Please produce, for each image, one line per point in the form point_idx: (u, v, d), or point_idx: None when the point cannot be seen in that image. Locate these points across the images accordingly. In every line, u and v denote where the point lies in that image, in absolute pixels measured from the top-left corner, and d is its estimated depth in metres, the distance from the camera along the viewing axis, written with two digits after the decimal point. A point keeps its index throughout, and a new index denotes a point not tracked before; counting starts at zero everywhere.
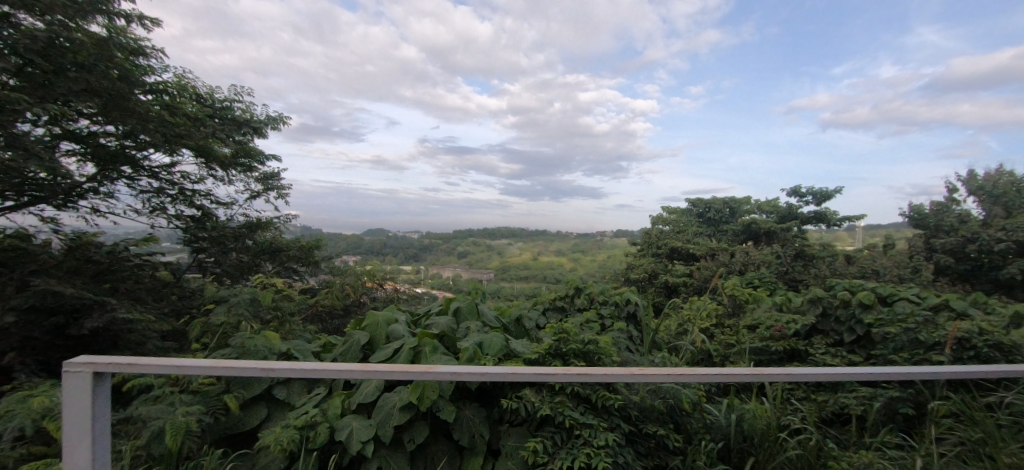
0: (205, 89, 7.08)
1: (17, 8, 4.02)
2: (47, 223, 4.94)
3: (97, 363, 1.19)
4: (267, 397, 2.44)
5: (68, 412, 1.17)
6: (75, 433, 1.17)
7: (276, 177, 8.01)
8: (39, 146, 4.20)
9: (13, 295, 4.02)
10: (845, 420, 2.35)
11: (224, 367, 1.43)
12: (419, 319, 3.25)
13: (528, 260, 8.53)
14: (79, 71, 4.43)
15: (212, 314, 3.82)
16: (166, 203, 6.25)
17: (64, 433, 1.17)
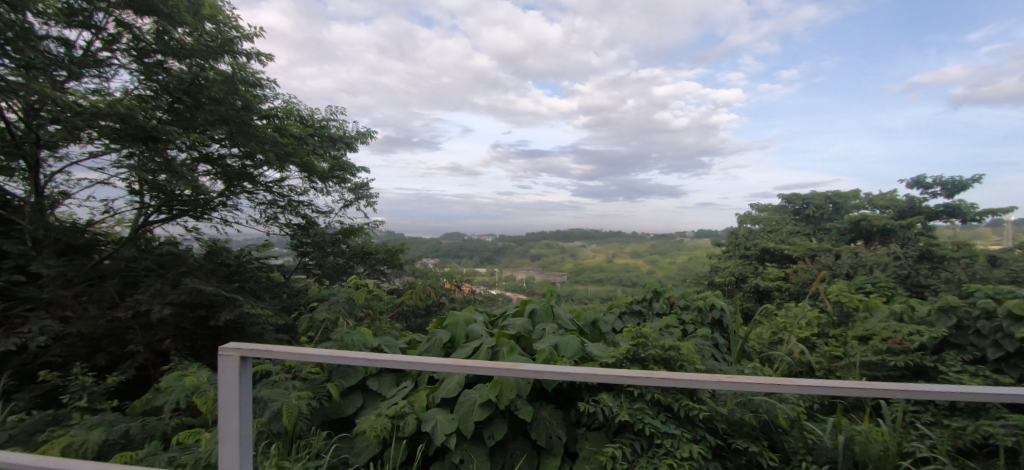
0: (307, 111, 7.92)
1: (168, 56, 5.05)
2: (191, 232, 5.85)
3: (243, 348, 1.39)
4: (361, 387, 2.71)
5: (221, 388, 1.38)
6: (229, 405, 1.39)
7: (366, 187, 8.72)
8: (184, 168, 5.06)
9: (170, 292, 4.84)
10: (991, 453, 1.96)
11: (340, 356, 1.52)
12: (495, 320, 3.38)
13: (602, 262, 8.39)
14: (213, 104, 5.26)
15: (317, 311, 4.29)
16: (278, 213, 7.09)
17: (218, 404, 1.40)
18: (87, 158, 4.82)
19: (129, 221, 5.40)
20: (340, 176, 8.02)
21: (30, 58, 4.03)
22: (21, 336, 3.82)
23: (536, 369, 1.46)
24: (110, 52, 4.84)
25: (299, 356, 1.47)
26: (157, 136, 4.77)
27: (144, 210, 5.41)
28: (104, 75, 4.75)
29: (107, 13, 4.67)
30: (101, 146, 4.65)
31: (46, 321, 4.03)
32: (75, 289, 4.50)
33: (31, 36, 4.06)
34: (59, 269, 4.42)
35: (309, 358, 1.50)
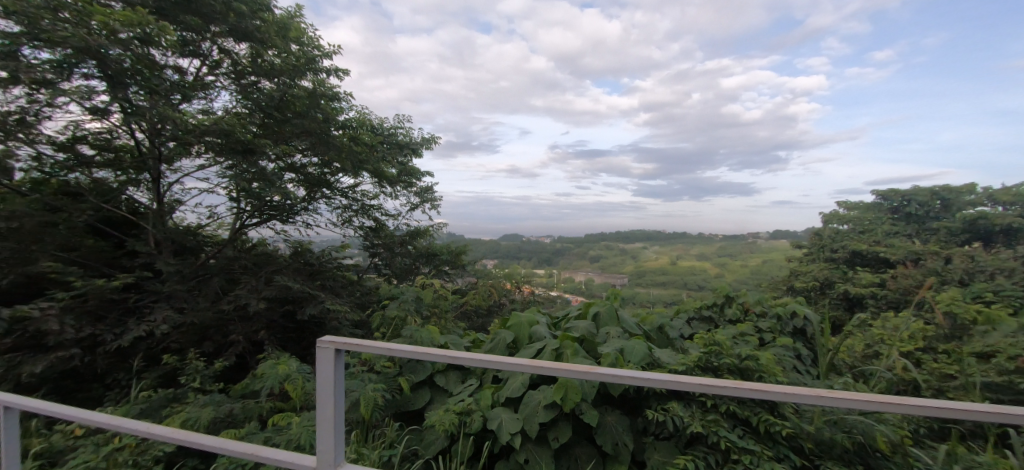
0: (377, 120, 8.40)
1: (261, 77, 5.61)
2: (279, 234, 6.42)
3: (338, 341, 1.29)
4: (429, 382, 2.83)
5: (319, 379, 1.30)
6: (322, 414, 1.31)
7: (431, 191, 9.06)
8: (274, 176, 5.55)
9: (263, 288, 5.34)
10: None
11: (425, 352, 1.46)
12: (558, 322, 3.37)
13: (666, 265, 8.06)
14: (298, 118, 5.74)
15: (388, 308, 4.54)
16: (352, 217, 7.58)
17: (318, 398, 1.32)
18: (194, 170, 5.46)
19: (229, 225, 6.04)
20: (408, 180, 8.40)
21: (154, 84, 4.65)
22: (149, 324, 4.47)
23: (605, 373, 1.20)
24: (215, 76, 5.54)
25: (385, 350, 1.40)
26: (253, 149, 5.32)
27: (241, 214, 6.02)
28: (208, 97, 5.36)
29: (211, 42, 5.38)
30: (209, 160, 5.32)
31: (166, 311, 4.66)
32: (188, 285, 5.13)
33: (155, 67, 4.69)
34: (177, 267, 5.10)
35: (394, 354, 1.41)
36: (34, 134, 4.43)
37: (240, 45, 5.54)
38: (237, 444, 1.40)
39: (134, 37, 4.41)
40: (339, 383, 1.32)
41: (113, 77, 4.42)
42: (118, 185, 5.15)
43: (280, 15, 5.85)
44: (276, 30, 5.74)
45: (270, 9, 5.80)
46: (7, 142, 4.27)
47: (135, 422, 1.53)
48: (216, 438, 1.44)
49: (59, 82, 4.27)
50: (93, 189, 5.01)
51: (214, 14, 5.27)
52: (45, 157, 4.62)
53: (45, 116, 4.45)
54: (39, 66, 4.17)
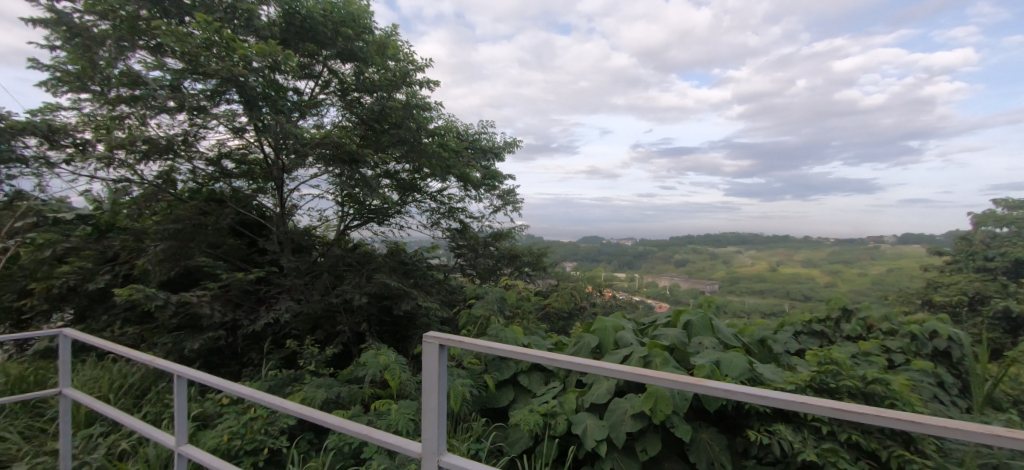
0: (463, 127, 8.75)
1: (363, 93, 6.18)
2: (378, 235, 6.96)
3: (443, 335, 1.09)
4: (513, 381, 2.90)
5: (423, 378, 1.09)
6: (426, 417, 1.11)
7: (513, 193, 9.21)
8: (373, 181, 6.03)
9: (366, 284, 5.84)
10: None
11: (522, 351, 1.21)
12: (645, 329, 3.25)
13: (764, 272, 7.36)
14: (395, 129, 6.20)
15: (474, 308, 4.72)
16: (440, 219, 7.97)
17: (422, 397, 1.11)
18: (308, 179, 6.13)
19: (335, 227, 6.68)
20: (491, 184, 8.62)
21: (279, 105, 5.30)
22: (276, 312, 5.13)
23: (747, 393, 0.82)
24: (327, 96, 6.21)
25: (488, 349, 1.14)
26: (358, 158, 5.86)
27: (345, 217, 6.63)
28: (320, 113, 5.99)
29: (323, 64, 6.05)
30: (320, 169, 5.94)
31: (288, 302, 5.29)
32: (304, 279, 5.77)
33: (281, 90, 5.37)
34: (295, 264, 5.76)
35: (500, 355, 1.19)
36: (192, 154, 5.40)
37: (346, 65, 6.15)
38: (353, 425, 1.47)
39: (266, 65, 5.09)
40: (443, 383, 1.08)
41: (251, 102, 5.14)
42: (250, 193, 5.97)
43: (380, 35, 6.36)
44: (376, 48, 6.27)
45: (371, 31, 6.34)
46: (173, 159, 5.29)
47: (272, 396, 1.72)
48: (338, 418, 1.55)
49: (210, 108, 5.11)
50: (232, 196, 5.87)
51: (326, 39, 5.95)
52: (203, 170, 5.66)
53: (199, 135, 5.36)
54: (196, 95, 5.01)
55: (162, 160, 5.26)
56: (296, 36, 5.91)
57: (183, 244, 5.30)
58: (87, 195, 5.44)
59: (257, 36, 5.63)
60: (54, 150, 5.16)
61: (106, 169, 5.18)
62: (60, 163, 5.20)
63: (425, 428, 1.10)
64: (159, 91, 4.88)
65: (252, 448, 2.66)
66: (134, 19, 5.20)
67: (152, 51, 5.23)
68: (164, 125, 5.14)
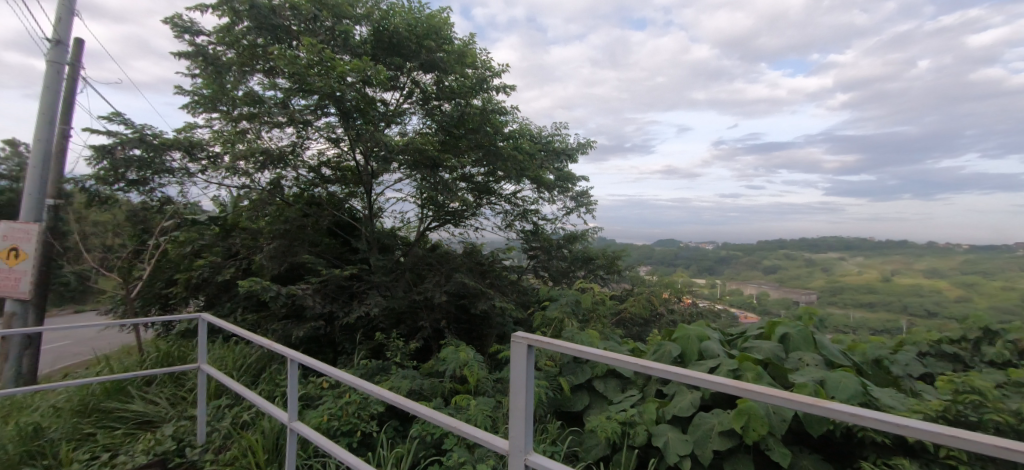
0: (536, 129, 8.81)
1: (443, 100, 6.48)
2: (455, 236, 7.24)
3: (532, 336, 1.10)
4: (588, 386, 2.88)
5: (511, 378, 1.12)
6: (514, 415, 1.12)
7: (587, 195, 9.05)
8: (452, 184, 6.31)
9: (446, 283, 6.12)
10: None
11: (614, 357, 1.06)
12: (733, 340, 3.04)
13: (874, 282, 6.48)
14: (473, 134, 6.45)
15: (549, 309, 4.75)
16: (514, 220, 8.09)
17: (510, 397, 1.12)
18: (393, 183, 6.55)
19: (416, 228, 7.06)
20: (565, 186, 8.56)
21: (370, 116, 5.72)
22: (367, 306, 5.55)
23: (879, 417, 0.63)
24: (411, 105, 6.59)
25: (576, 351, 1.07)
26: (440, 163, 6.16)
27: (425, 219, 6.97)
28: (404, 122, 6.38)
29: (407, 75, 6.41)
30: (404, 174, 6.34)
31: (377, 297, 5.70)
32: (391, 276, 6.18)
33: (372, 102, 5.80)
34: (382, 263, 6.20)
35: (587, 357, 1.07)
36: (297, 163, 6.03)
37: (428, 75, 6.45)
38: (442, 416, 1.50)
39: (359, 80, 5.53)
40: (530, 382, 1.09)
41: (349, 114, 5.63)
42: (343, 197, 6.52)
43: (459, 45, 6.62)
44: (456, 57, 6.53)
45: (451, 41, 6.60)
46: (283, 168, 5.95)
47: (370, 382, 1.79)
48: (430, 408, 1.58)
49: (313, 121, 5.68)
50: (328, 200, 6.45)
51: (410, 52, 6.34)
52: (306, 176, 6.24)
53: (304, 146, 6.00)
54: (302, 110, 5.59)
55: (272, 169, 5.89)
56: (385, 51, 6.36)
57: (290, 242, 5.94)
58: (215, 200, 6.29)
59: (352, 54, 6.16)
60: (193, 162, 6.04)
61: (230, 177, 5.97)
62: (197, 172, 6.07)
63: (513, 426, 1.12)
64: (274, 108, 5.58)
65: (347, 429, 2.92)
66: (253, 46, 5.93)
67: (265, 73, 5.93)
68: (276, 139, 5.83)
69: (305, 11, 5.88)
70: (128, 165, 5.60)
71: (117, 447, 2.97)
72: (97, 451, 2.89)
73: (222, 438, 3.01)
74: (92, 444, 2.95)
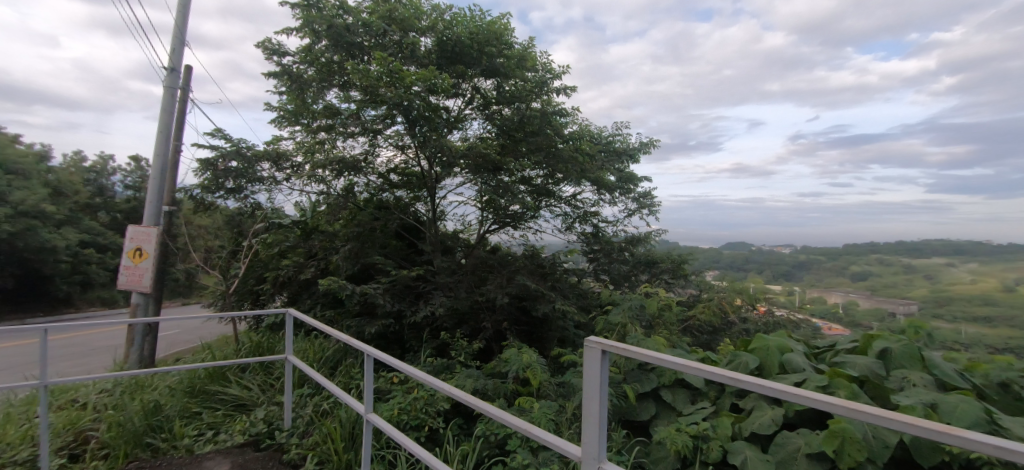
0: (596, 130, 8.64)
1: (503, 105, 6.59)
2: (516, 238, 7.28)
3: (606, 342, 1.07)
4: (654, 395, 2.77)
5: (584, 382, 1.10)
6: (588, 423, 1.09)
7: (651, 196, 8.71)
8: (513, 187, 6.37)
9: (507, 285, 6.19)
10: None
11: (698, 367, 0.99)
12: (820, 353, 2.78)
13: (993, 292, 5.61)
14: (534, 137, 6.49)
15: (612, 314, 4.64)
16: (576, 223, 7.99)
17: (584, 404, 1.10)
18: (455, 187, 6.75)
19: (476, 230, 7.21)
20: (627, 187, 8.31)
21: (435, 123, 5.90)
22: (432, 306, 5.75)
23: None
24: (472, 111, 6.74)
25: (655, 359, 1.02)
26: (500, 166, 6.32)
27: (485, 221, 7.09)
28: (465, 127, 6.57)
29: (469, 82, 6.57)
30: (466, 178, 6.52)
31: (442, 297, 5.89)
32: (454, 277, 6.35)
33: (437, 110, 5.99)
34: (447, 264, 6.39)
35: (668, 367, 1.02)
36: (367, 171, 6.38)
37: (489, 81, 6.58)
38: (513, 418, 1.47)
39: (425, 89, 5.76)
40: (605, 388, 1.07)
41: (415, 122, 5.88)
42: (408, 201, 6.84)
43: (519, 49, 6.70)
44: (516, 62, 6.61)
45: (511, 46, 6.69)
46: (355, 175, 6.34)
47: (440, 380, 1.80)
48: (498, 409, 1.56)
49: (383, 130, 6.00)
50: (395, 204, 6.78)
51: (472, 60, 6.50)
52: (376, 182, 6.64)
53: (374, 153, 6.36)
54: (372, 120, 5.93)
55: (347, 176, 6.33)
56: (448, 60, 6.57)
57: (362, 244, 6.31)
58: (297, 205, 6.84)
59: (418, 64, 6.44)
60: (279, 171, 6.61)
61: (310, 184, 6.47)
62: (282, 181, 6.62)
63: (586, 434, 1.09)
64: (348, 120, 5.96)
65: (416, 424, 3.03)
66: (330, 63, 6.37)
67: (340, 87, 6.35)
68: (350, 147, 6.25)
69: (375, 26, 6.24)
70: (227, 175, 6.25)
71: (219, 426, 3.34)
72: (203, 428, 3.28)
73: (305, 424, 3.26)
74: (199, 421, 3.35)
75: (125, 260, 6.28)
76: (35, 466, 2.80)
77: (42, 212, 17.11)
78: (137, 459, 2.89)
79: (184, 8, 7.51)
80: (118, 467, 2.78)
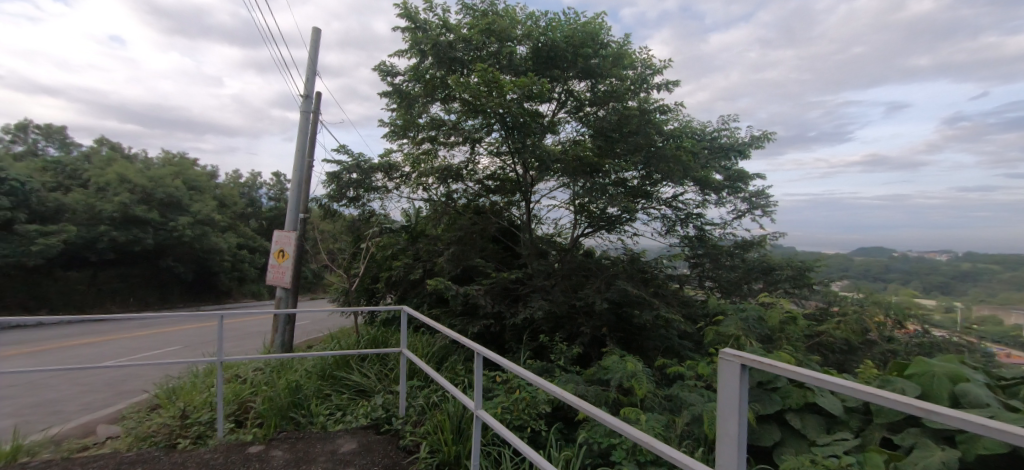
0: (699, 126, 8.04)
1: (598, 106, 6.49)
2: (612, 242, 7.05)
3: (748, 356, 0.96)
4: (779, 419, 2.47)
5: (721, 398, 1.01)
6: (725, 444, 0.99)
7: (766, 195, 7.83)
8: (612, 189, 6.18)
9: (607, 290, 6.04)
10: None
11: (873, 392, 0.78)
12: (1009, 386, 2.24)
13: None
14: (632, 137, 6.31)
15: (723, 325, 4.28)
16: (677, 225, 7.51)
17: (719, 420, 1.01)
18: (549, 191, 6.79)
19: (570, 234, 7.15)
20: (736, 186, 7.57)
21: (531, 129, 5.99)
22: (531, 309, 5.81)
23: None
24: (565, 114, 6.72)
25: (814, 378, 0.88)
26: (597, 168, 6.21)
27: (579, 225, 7.00)
28: (560, 132, 6.57)
29: (564, 85, 6.57)
30: (560, 182, 6.51)
31: (540, 300, 5.92)
32: (552, 280, 6.34)
33: (534, 116, 6.07)
34: (544, 268, 6.42)
35: (831, 389, 0.86)
36: (467, 177, 6.76)
37: (583, 83, 6.54)
38: (632, 429, 1.30)
39: (522, 96, 5.85)
40: (745, 403, 0.97)
41: (512, 129, 6.03)
42: (503, 206, 7.00)
43: (616, 47, 6.61)
44: (611, 61, 6.50)
45: (607, 45, 6.61)
46: (456, 181, 6.69)
47: (552, 383, 1.70)
48: (610, 415, 1.43)
49: (482, 137, 6.22)
50: (490, 209, 6.99)
51: (568, 63, 6.50)
52: (473, 188, 6.95)
53: (474, 161, 6.67)
54: (472, 129, 6.18)
55: (447, 183, 6.79)
56: (544, 65, 6.63)
57: (463, 247, 6.62)
58: (404, 210, 7.40)
59: (515, 72, 6.56)
60: (391, 181, 7.22)
61: (416, 191, 6.99)
62: (392, 188, 7.21)
63: (720, 454, 1.00)
64: (450, 130, 6.31)
65: (519, 424, 3.08)
66: (433, 79, 6.76)
67: (443, 100, 6.72)
68: (451, 156, 6.64)
69: (475, 40, 6.51)
70: (349, 185, 7.00)
71: (345, 408, 3.75)
72: (333, 409, 3.70)
73: (417, 413, 3.50)
74: (330, 402, 3.80)
75: (272, 259, 7.35)
76: (213, 427, 3.40)
77: (212, 220, 20.78)
78: (284, 431, 3.36)
79: (314, 43, 8.62)
80: (271, 435, 3.26)
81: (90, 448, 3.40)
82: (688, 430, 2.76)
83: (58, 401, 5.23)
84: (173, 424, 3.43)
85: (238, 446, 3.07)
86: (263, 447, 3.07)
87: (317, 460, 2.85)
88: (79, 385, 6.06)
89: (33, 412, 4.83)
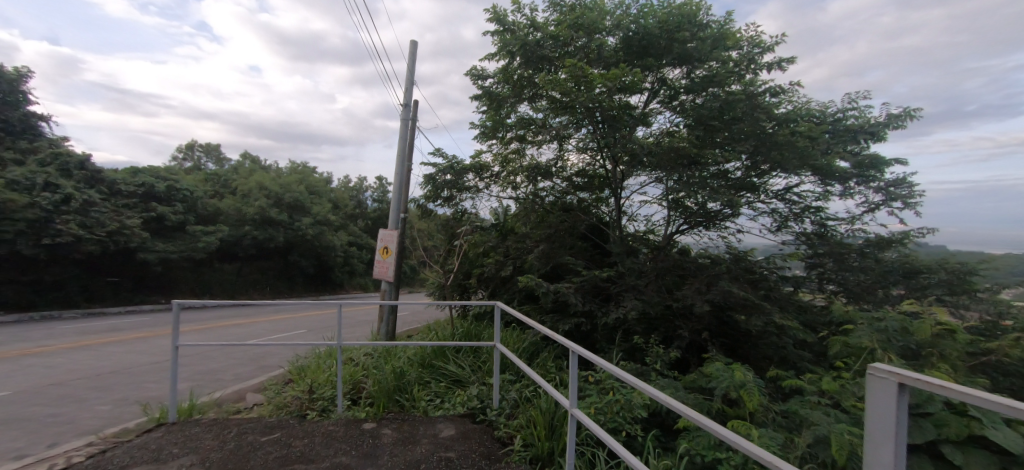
0: (818, 107, 7.10)
1: (696, 94, 6.08)
2: (712, 240, 6.55)
3: (906, 374, 0.81)
4: (931, 451, 2.07)
5: (873, 421, 0.86)
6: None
7: (906, 184, 6.68)
8: (713, 182, 5.70)
9: (707, 292, 5.58)
10: None
11: None
12: None
13: None
14: (736, 123, 5.82)
15: (853, 336, 3.73)
16: (791, 219, 6.74)
17: (870, 447, 0.86)
18: (640, 186, 6.52)
19: (664, 231, 6.79)
20: (866, 174, 6.56)
21: (623, 121, 5.78)
22: (625, 309, 5.57)
23: None
24: (659, 104, 6.38)
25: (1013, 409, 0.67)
26: (696, 160, 5.76)
27: (673, 221, 6.65)
28: (654, 123, 6.24)
29: (657, 75, 6.26)
30: (653, 176, 6.18)
31: (634, 300, 5.67)
32: (647, 279, 6.04)
33: (626, 109, 5.84)
34: (637, 267, 6.13)
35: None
36: (556, 174, 6.73)
37: (678, 70, 6.19)
38: (751, 446, 1.15)
39: (613, 88, 5.66)
40: (904, 431, 0.82)
41: (602, 123, 5.88)
42: (592, 203, 6.88)
43: (716, 29, 6.10)
44: (710, 43, 6.02)
45: (705, 27, 6.14)
46: (545, 179, 6.72)
47: (655, 389, 1.58)
48: (720, 426, 1.30)
49: (571, 133, 6.15)
50: (579, 206, 6.88)
51: (662, 50, 6.16)
52: (562, 185, 6.89)
53: (563, 158, 6.65)
54: (560, 127, 6.15)
55: (536, 181, 6.80)
56: (636, 55, 6.36)
57: (553, 245, 6.59)
58: (494, 209, 7.59)
59: (605, 65, 6.36)
60: (482, 180, 7.44)
61: (505, 189, 7.12)
62: (483, 188, 7.42)
63: None
64: (539, 129, 6.35)
65: (613, 426, 2.98)
66: (522, 78, 6.84)
67: (530, 99, 6.76)
68: (540, 154, 6.67)
69: (563, 36, 6.44)
70: (444, 186, 7.36)
71: (443, 396, 3.96)
72: (433, 396, 3.93)
73: (510, 406, 3.57)
74: (429, 389, 4.05)
75: (378, 255, 8.01)
76: (333, 403, 3.79)
77: (329, 221, 23.26)
78: (391, 412, 3.64)
79: (412, 54, 9.20)
80: (380, 415, 3.55)
81: (242, 411, 4.01)
82: (811, 453, 2.44)
83: (218, 371, 6.26)
84: (302, 397, 3.91)
85: (355, 422, 3.40)
86: (375, 424, 3.36)
87: (421, 442, 3.04)
88: (232, 358, 7.19)
89: (201, 378, 5.84)
